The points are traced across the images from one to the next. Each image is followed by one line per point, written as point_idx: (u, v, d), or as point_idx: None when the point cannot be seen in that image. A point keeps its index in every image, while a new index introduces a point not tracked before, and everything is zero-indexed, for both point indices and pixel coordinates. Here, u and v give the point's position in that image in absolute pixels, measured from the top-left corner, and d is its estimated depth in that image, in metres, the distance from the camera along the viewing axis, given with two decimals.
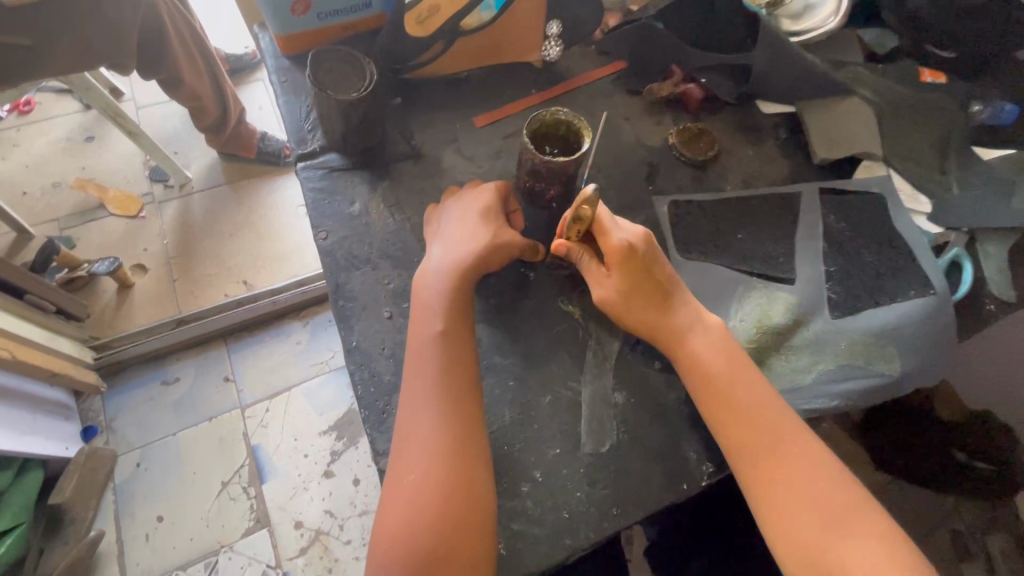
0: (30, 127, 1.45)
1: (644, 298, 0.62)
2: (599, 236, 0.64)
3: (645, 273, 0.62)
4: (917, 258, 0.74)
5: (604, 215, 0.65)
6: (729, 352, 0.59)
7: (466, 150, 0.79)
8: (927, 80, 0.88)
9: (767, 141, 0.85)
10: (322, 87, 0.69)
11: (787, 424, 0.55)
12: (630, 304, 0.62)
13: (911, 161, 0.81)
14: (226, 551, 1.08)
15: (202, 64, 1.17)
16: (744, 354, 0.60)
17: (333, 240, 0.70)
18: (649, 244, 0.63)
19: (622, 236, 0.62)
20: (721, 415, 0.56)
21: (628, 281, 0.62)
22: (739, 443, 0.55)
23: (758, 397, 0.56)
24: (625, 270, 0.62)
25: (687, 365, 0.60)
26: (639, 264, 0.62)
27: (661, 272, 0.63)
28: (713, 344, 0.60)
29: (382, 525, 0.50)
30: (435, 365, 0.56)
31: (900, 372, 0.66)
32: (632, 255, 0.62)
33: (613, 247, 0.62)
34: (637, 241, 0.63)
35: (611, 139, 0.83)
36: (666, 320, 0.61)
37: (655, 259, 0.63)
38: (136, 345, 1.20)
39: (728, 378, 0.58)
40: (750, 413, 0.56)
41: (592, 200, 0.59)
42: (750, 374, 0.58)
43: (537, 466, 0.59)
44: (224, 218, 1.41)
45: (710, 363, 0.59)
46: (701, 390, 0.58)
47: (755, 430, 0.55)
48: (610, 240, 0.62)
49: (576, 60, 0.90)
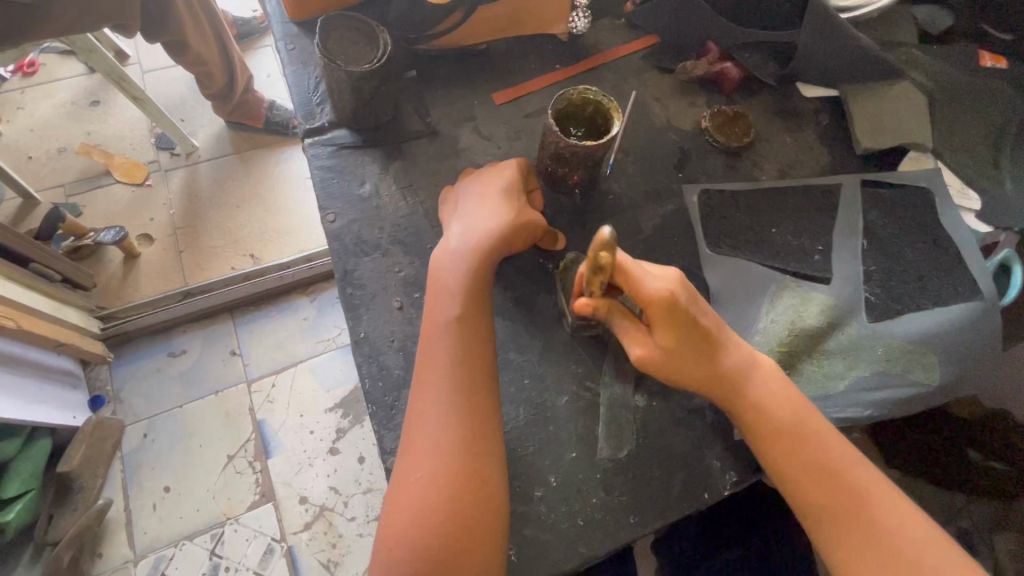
0: (34, 89, 1.41)
1: (693, 355, 0.55)
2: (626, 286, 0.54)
3: (687, 326, 0.54)
4: (963, 259, 0.69)
5: (627, 261, 0.55)
6: (793, 402, 0.54)
7: (484, 130, 0.74)
8: (987, 65, 0.82)
9: (807, 128, 0.80)
10: (331, 58, 0.64)
11: (832, 445, 0.52)
12: (675, 364, 0.55)
13: (962, 152, 0.76)
14: (232, 523, 1.08)
15: (207, 27, 1.11)
16: (807, 399, 0.55)
17: (342, 223, 0.67)
18: (686, 287, 0.55)
19: (656, 284, 0.54)
20: (795, 477, 0.51)
21: (671, 339, 0.54)
22: (817, 505, 0.50)
23: (830, 450, 0.52)
24: (668, 328, 0.54)
25: (750, 420, 0.54)
26: (679, 316, 0.54)
27: (704, 318, 0.56)
28: (774, 393, 0.54)
29: (391, 519, 0.47)
30: (450, 355, 0.53)
31: (939, 381, 0.62)
32: (674, 308, 0.53)
33: (652, 302, 0.53)
34: (674, 287, 0.54)
35: (639, 121, 0.78)
36: (719, 375, 0.55)
37: (695, 302, 0.55)
38: (142, 316, 1.18)
39: (796, 433, 0.52)
40: (826, 472, 0.51)
41: (610, 245, 0.49)
42: (818, 422, 0.53)
43: (552, 470, 0.56)
44: (231, 188, 1.37)
45: (776, 418, 0.53)
46: (768, 450, 0.53)
47: (833, 486, 0.50)
48: (644, 293, 0.53)
49: (604, 34, 0.84)
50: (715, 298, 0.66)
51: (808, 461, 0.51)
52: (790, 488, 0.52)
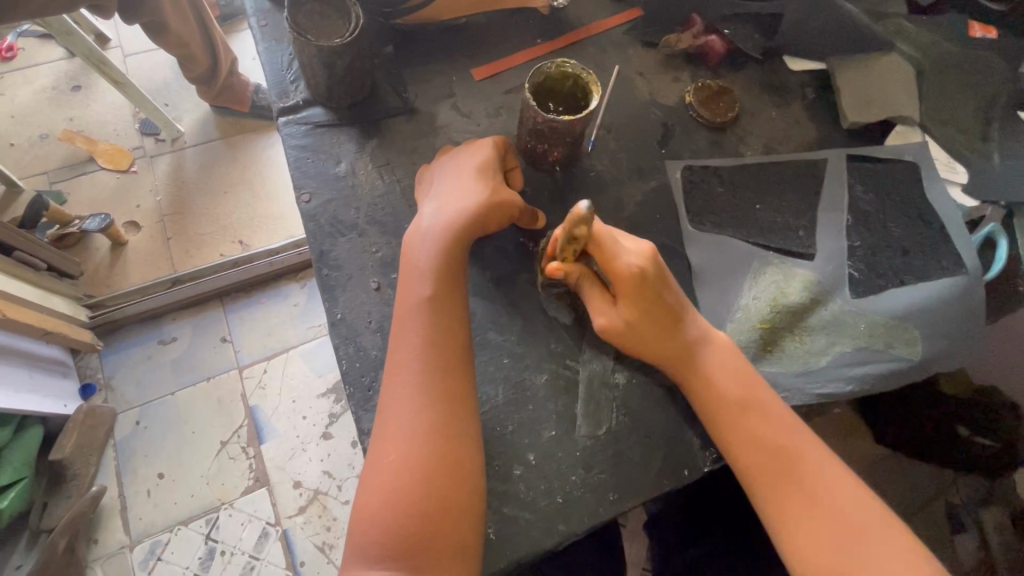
0: (12, 75, 1.37)
1: (653, 327, 0.56)
2: (600, 257, 0.56)
3: (654, 298, 0.56)
4: (949, 234, 0.69)
5: (602, 231, 0.56)
6: (743, 376, 0.55)
7: (463, 107, 0.73)
8: (977, 36, 0.80)
9: (794, 102, 0.78)
10: (302, 32, 0.63)
11: (790, 430, 0.53)
12: (636, 333, 0.57)
13: (950, 126, 0.75)
14: (226, 507, 1.08)
15: (187, 6, 1.07)
16: (760, 376, 0.56)
17: (318, 203, 0.65)
18: (656, 262, 0.57)
19: (628, 258, 0.56)
20: (735, 443, 0.53)
21: (635, 310, 0.56)
22: (757, 473, 0.51)
23: (778, 425, 0.53)
24: (632, 297, 0.56)
25: (701, 393, 0.55)
26: (648, 289, 0.56)
27: (668, 292, 0.57)
28: (724, 365, 0.56)
29: (369, 500, 0.47)
30: (426, 334, 0.52)
31: (923, 357, 0.62)
32: (643, 280, 0.56)
33: (622, 275, 0.55)
34: (645, 261, 0.56)
35: (622, 97, 0.76)
36: (675, 344, 0.56)
37: (663, 277, 0.57)
38: (130, 303, 1.16)
39: (742, 405, 0.53)
40: (768, 444, 0.52)
41: (586, 220, 0.49)
42: (766, 396, 0.54)
43: (532, 449, 0.56)
44: (216, 173, 1.35)
45: (725, 391, 0.54)
46: (715, 419, 0.54)
47: (773, 455, 0.51)
48: (615, 265, 0.55)
49: (587, 7, 0.82)
50: (697, 276, 0.66)
51: (764, 445, 0.52)
52: (732, 457, 0.53)
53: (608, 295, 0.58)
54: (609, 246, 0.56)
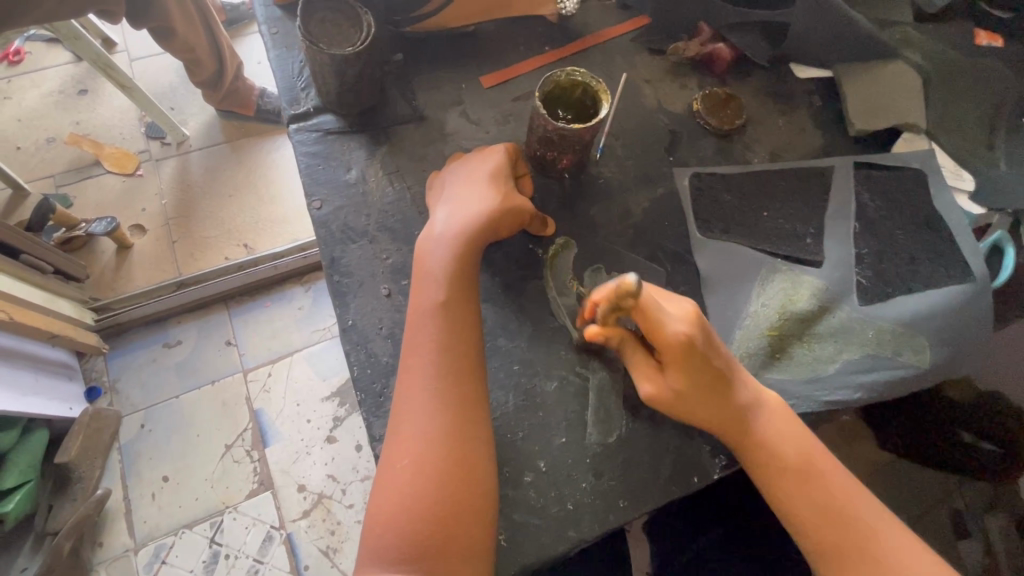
0: (20, 79, 1.38)
1: (704, 396, 0.54)
2: (647, 326, 0.54)
3: (704, 367, 0.54)
4: (956, 241, 0.69)
5: (649, 299, 0.53)
6: (799, 442, 0.54)
7: (472, 114, 0.73)
8: (983, 44, 0.81)
9: (800, 109, 0.79)
10: (314, 40, 0.63)
11: (852, 496, 0.52)
12: (687, 403, 0.54)
13: (956, 134, 0.75)
14: (230, 511, 1.09)
15: (195, 11, 1.08)
16: (814, 437, 0.55)
17: (328, 210, 0.66)
18: (704, 327, 0.54)
19: (675, 324, 0.53)
20: (799, 514, 0.51)
21: (684, 379, 0.54)
22: (825, 546, 0.50)
23: (840, 494, 0.52)
24: (681, 367, 0.54)
25: (758, 459, 0.54)
26: (697, 358, 0.53)
27: (718, 359, 0.54)
28: (782, 432, 0.54)
29: (381, 506, 0.47)
30: (437, 340, 0.52)
31: (931, 363, 0.62)
32: (692, 350, 0.53)
33: (669, 345, 0.53)
34: (692, 328, 0.53)
35: (630, 104, 0.77)
36: (731, 412, 0.54)
37: (713, 343, 0.54)
38: (136, 306, 1.17)
39: (804, 475, 0.52)
40: (831, 511, 0.51)
41: (630, 291, 0.50)
42: (823, 460, 0.53)
43: (541, 455, 0.57)
44: (223, 177, 1.36)
45: (785, 462, 0.53)
46: (774, 487, 0.53)
47: (839, 526, 0.50)
48: (662, 334, 0.53)
49: (594, 14, 0.82)
50: (705, 282, 0.66)
51: (828, 515, 0.51)
52: (794, 524, 0.52)
53: (655, 362, 0.56)
54: (656, 315, 0.53)
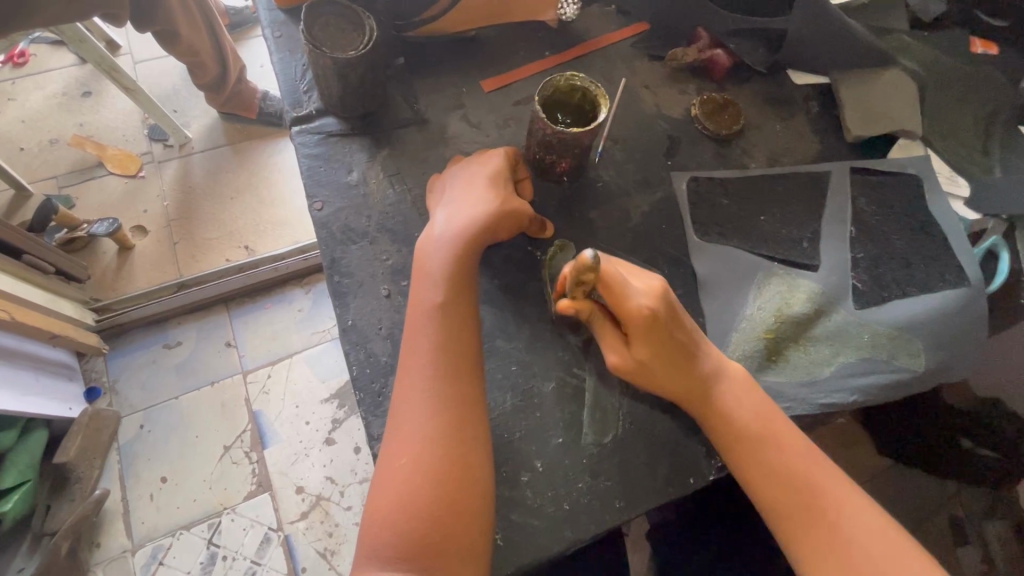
0: (24, 81, 1.39)
1: (666, 365, 0.56)
2: (610, 298, 0.55)
3: (666, 336, 0.55)
4: (951, 246, 0.70)
5: (612, 272, 0.55)
6: (760, 411, 0.55)
7: (473, 118, 0.74)
8: (978, 52, 0.82)
9: (798, 115, 0.79)
10: (317, 44, 0.64)
11: (804, 458, 0.53)
12: (649, 371, 0.56)
13: (952, 140, 0.76)
14: (228, 512, 1.09)
15: (199, 15, 1.09)
16: (773, 405, 0.56)
17: (330, 211, 0.66)
18: (667, 300, 0.56)
19: (639, 299, 0.55)
20: (754, 477, 0.53)
21: (648, 350, 0.55)
22: (776, 506, 0.51)
23: (793, 457, 0.53)
24: (644, 338, 0.55)
25: (718, 427, 0.55)
26: (659, 328, 0.55)
27: (678, 328, 0.56)
28: (742, 401, 0.55)
29: (378, 505, 0.48)
30: (436, 341, 0.53)
31: (926, 367, 0.63)
32: (654, 321, 0.55)
33: (632, 317, 0.54)
34: (655, 301, 0.55)
35: (629, 109, 0.77)
36: (692, 381, 0.56)
37: (675, 316, 0.56)
38: (137, 307, 1.17)
39: (760, 438, 0.53)
40: (784, 473, 0.52)
41: (591, 266, 0.51)
42: (783, 427, 0.54)
43: (539, 456, 0.57)
44: (225, 179, 1.36)
45: (742, 426, 0.54)
46: (730, 450, 0.54)
47: (792, 488, 0.51)
48: (625, 306, 0.55)
49: (594, 20, 0.83)
50: (703, 286, 0.66)
51: (780, 476, 0.52)
52: (749, 487, 0.53)
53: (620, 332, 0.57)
54: (619, 287, 0.55)
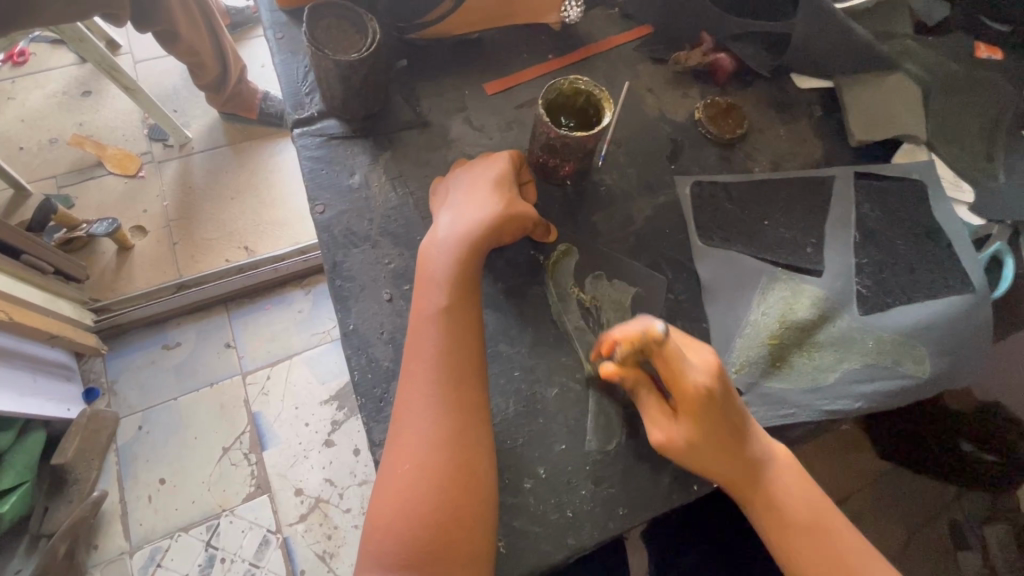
0: (24, 80, 1.39)
1: (716, 449, 0.53)
2: (666, 374, 0.52)
3: (720, 418, 0.52)
4: (956, 252, 0.69)
5: (672, 348, 0.52)
6: (809, 499, 0.53)
7: (475, 120, 0.74)
8: (983, 56, 0.81)
9: (801, 119, 0.79)
10: (319, 46, 0.64)
11: (859, 556, 0.51)
12: (697, 453, 0.53)
13: (956, 145, 0.76)
14: (227, 515, 1.08)
15: (198, 15, 1.08)
16: (824, 496, 0.54)
17: (331, 214, 0.66)
18: (726, 380, 0.53)
19: (696, 376, 0.52)
20: (810, 574, 0.51)
21: (698, 429, 0.52)
22: None
23: (848, 555, 0.51)
24: (696, 417, 0.52)
25: (766, 514, 0.53)
26: (715, 409, 0.52)
27: (734, 411, 0.53)
28: (790, 487, 0.53)
29: (381, 512, 0.47)
30: (439, 345, 0.53)
31: (930, 373, 0.62)
32: (711, 402, 0.52)
33: (688, 396, 0.52)
34: (712, 378, 0.52)
35: (632, 112, 0.77)
36: (742, 465, 0.53)
37: (732, 398, 0.53)
38: (136, 308, 1.17)
39: (812, 531, 0.52)
40: (841, 572, 0.50)
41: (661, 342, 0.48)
42: (832, 516, 0.53)
43: (542, 462, 0.56)
44: (225, 180, 1.36)
45: (793, 518, 0.52)
46: (783, 546, 0.52)
47: None
48: (682, 383, 0.52)
49: (597, 23, 0.83)
50: (706, 290, 0.66)
51: (838, 575, 0.50)
52: None
53: (669, 408, 0.54)
54: (677, 365, 0.52)
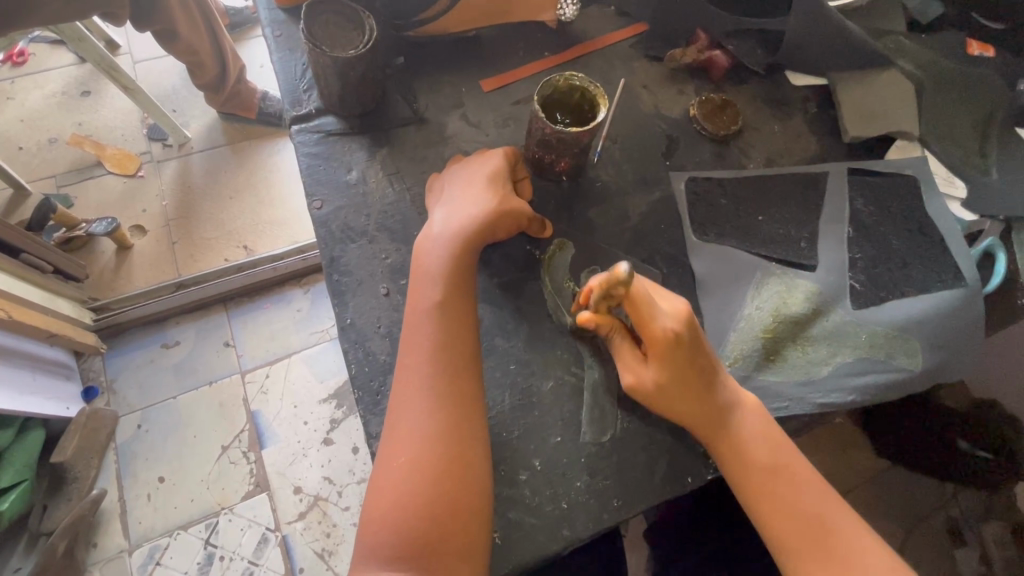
0: (23, 80, 1.39)
1: (682, 389, 0.55)
2: (635, 317, 0.54)
3: (686, 360, 0.55)
4: (948, 247, 0.70)
5: (640, 292, 0.54)
6: (772, 441, 0.54)
7: (472, 117, 0.74)
8: (975, 54, 0.82)
9: (796, 116, 0.80)
10: (317, 44, 0.64)
11: (814, 495, 0.52)
12: (664, 394, 0.55)
13: (949, 142, 0.76)
14: (226, 512, 1.08)
15: (198, 14, 1.09)
16: (789, 441, 0.55)
17: (329, 210, 0.67)
18: (693, 325, 0.55)
19: (663, 320, 0.54)
20: (765, 507, 0.52)
21: (665, 370, 0.55)
22: (784, 540, 0.51)
23: (803, 493, 0.52)
24: (663, 358, 0.55)
25: (729, 453, 0.54)
26: (681, 351, 0.54)
27: (701, 354, 0.55)
28: (755, 430, 0.54)
29: (378, 503, 0.48)
30: (435, 339, 0.53)
31: (923, 367, 0.63)
32: (676, 342, 0.54)
33: (655, 336, 0.54)
34: (679, 323, 0.54)
35: (628, 109, 0.78)
36: (707, 406, 0.55)
37: (699, 341, 0.55)
38: (135, 306, 1.17)
39: (772, 470, 0.53)
40: (795, 506, 0.52)
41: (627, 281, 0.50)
42: (793, 458, 0.54)
43: (537, 455, 0.57)
44: (224, 179, 1.36)
45: (755, 458, 0.53)
46: (742, 482, 0.53)
47: (803, 523, 0.51)
48: (649, 325, 0.54)
49: (594, 21, 0.84)
50: (700, 285, 0.67)
51: (792, 509, 0.52)
52: (758, 519, 0.53)
53: (639, 352, 0.57)
54: (646, 308, 0.54)
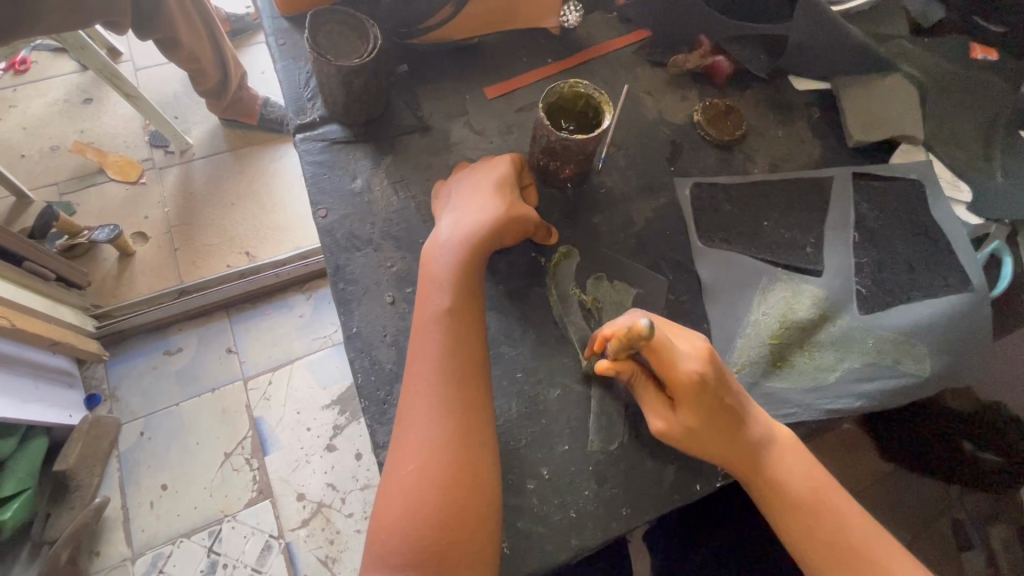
0: (25, 88, 1.39)
1: (716, 434, 0.54)
2: (659, 363, 0.53)
3: (714, 402, 0.53)
4: (954, 250, 0.70)
5: (663, 337, 0.52)
6: (811, 478, 0.54)
7: (476, 124, 0.74)
8: (978, 57, 0.82)
9: (799, 120, 0.80)
10: (321, 52, 0.64)
11: (858, 531, 0.52)
12: (697, 441, 0.54)
13: (953, 145, 0.77)
14: (229, 520, 1.08)
15: (200, 22, 1.09)
16: (825, 471, 0.55)
17: (334, 218, 0.66)
18: (715, 362, 0.53)
19: (688, 362, 0.53)
20: (809, 549, 0.52)
21: (694, 416, 0.53)
22: None
23: (849, 530, 0.52)
24: (693, 404, 0.53)
25: (768, 496, 0.53)
26: (709, 394, 0.53)
27: (728, 393, 0.54)
28: (791, 467, 0.54)
29: (385, 513, 0.47)
30: (442, 346, 0.53)
31: (931, 372, 0.62)
32: (703, 386, 0.52)
33: (680, 381, 0.52)
34: (704, 364, 0.53)
35: (632, 115, 0.78)
36: (741, 450, 0.53)
37: (725, 379, 0.54)
38: (139, 314, 1.17)
39: (812, 508, 0.52)
40: (841, 546, 0.51)
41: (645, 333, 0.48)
42: (832, 492, 0.54)
43: (544, 463, 0.57)
44: (227, 186, 1.37)
45: (794, 497, 0.53)
46: (785, 524, 0.53)
47: (849, 562, 0.51)
48: (674, 371, 0.52)
49: (596, 27, 0.84)
50: (706, 290, 0.67)
51: (838, 550, 0.51)
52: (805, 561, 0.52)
53: (666, 397, 0.55)
54: (669, 354, 0.52)
